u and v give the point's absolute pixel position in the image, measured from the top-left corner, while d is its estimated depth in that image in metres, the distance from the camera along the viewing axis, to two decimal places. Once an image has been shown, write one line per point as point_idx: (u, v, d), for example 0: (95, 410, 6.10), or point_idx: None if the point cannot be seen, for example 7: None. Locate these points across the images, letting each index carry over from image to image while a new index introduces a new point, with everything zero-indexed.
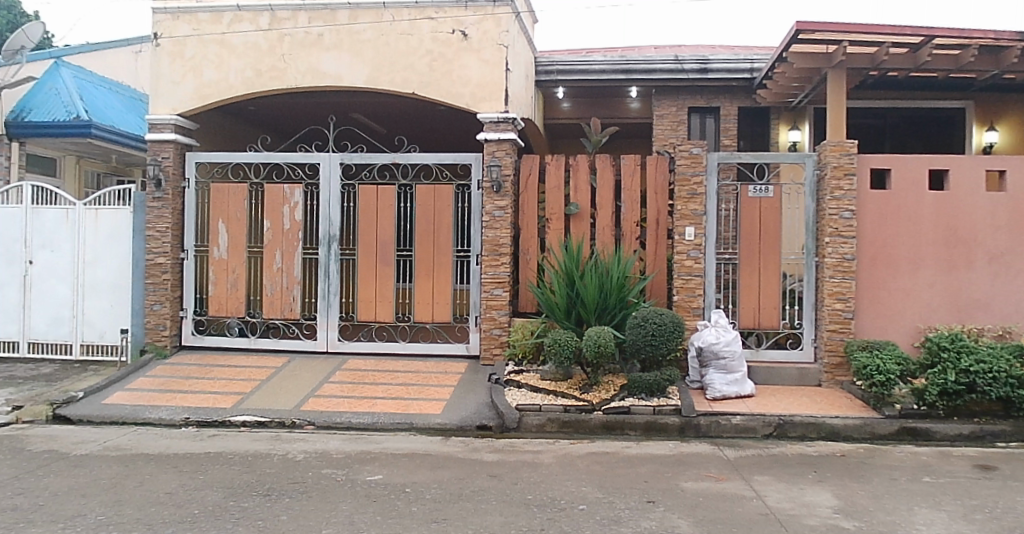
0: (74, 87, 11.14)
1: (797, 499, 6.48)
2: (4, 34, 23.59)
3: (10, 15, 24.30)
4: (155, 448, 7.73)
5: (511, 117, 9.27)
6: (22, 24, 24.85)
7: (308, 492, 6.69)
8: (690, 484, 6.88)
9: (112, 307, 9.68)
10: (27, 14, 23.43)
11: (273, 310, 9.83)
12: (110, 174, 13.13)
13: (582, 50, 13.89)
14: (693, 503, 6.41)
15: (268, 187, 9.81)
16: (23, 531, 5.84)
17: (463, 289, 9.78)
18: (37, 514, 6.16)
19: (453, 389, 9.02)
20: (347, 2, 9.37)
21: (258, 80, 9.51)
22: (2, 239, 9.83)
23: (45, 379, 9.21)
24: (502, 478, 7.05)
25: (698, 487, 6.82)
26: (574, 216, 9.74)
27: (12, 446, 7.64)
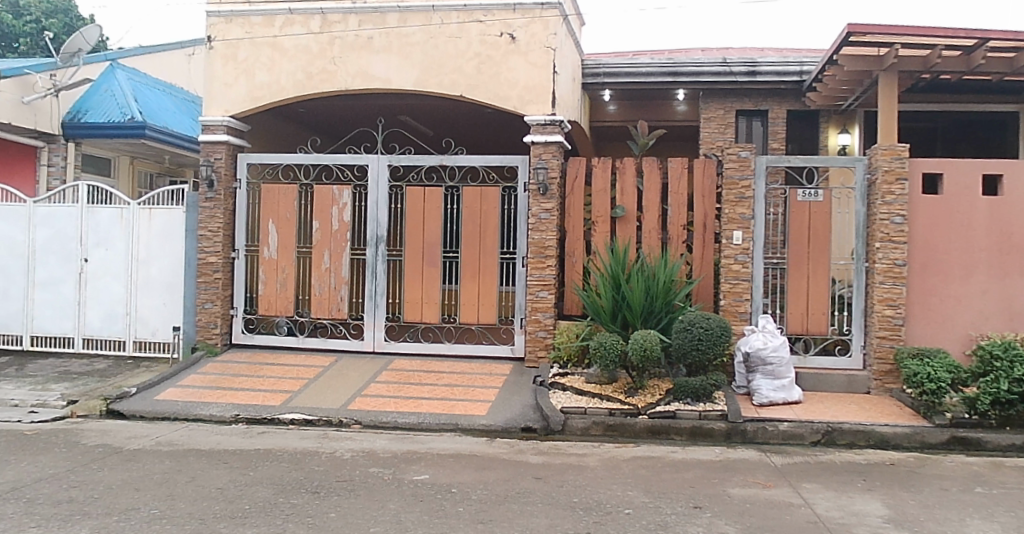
0: (129, 89, 11.30)
1: (847, 508, 6.39)
2: (58, 37, 24.39)
3: (67, 18, 25.20)
4: (206, 444, 7.86)
5: (558, 120, 9.27)
6: (78, 27, 25.64)
7: (356, 490, 6.75)
8: (737, 491, 6.81)
9: (164, 305, 9.86)
10: (88, 21, 24.35)
11: (321, 310, 9.93)
12: (162, 175, 13.42)
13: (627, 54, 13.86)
14: (740, 509, 6.35)
15: (317, 189, 9.93)
16: (80, 522, 5.98)
17: (509, 291, 9.80)
18: (93, 506, 6.30)
19: (499, 391, 9.04)
20: (397, 5, 9.46)
21: (309, 83, 9.63)
22: (58, 237, 10.04)
23: (99, 375, 9.42)
24: (548, 480, 7.05)
25: (745, 494, 6.75)
26: (620, 219, 9.71)
27: (68, 439, 7.84)
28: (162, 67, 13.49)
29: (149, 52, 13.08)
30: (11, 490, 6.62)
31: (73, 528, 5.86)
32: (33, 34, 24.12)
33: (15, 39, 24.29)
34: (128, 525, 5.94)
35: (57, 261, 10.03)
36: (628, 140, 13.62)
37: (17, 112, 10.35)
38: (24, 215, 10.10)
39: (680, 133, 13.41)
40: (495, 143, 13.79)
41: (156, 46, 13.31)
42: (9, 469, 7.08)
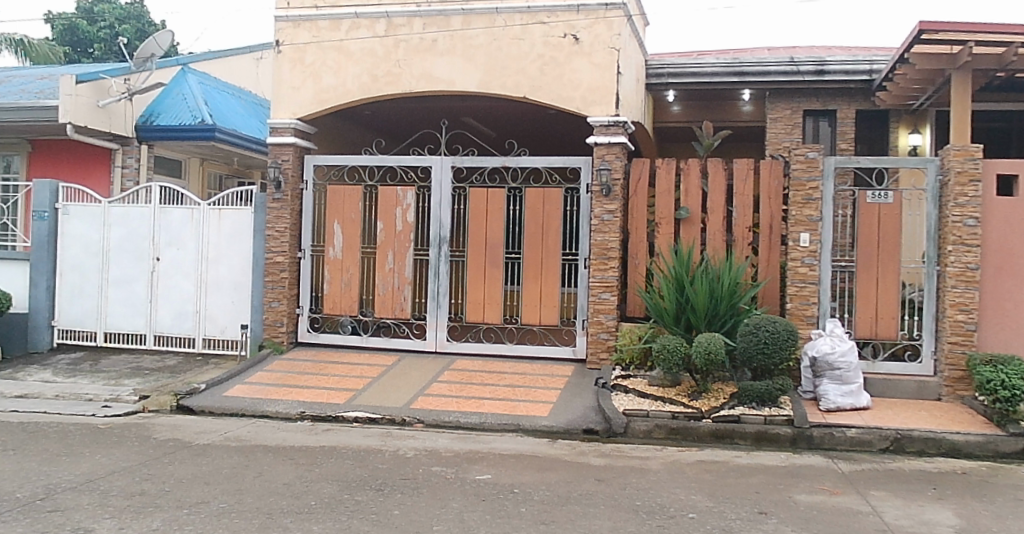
0: (199, 92, 11.61)
1: (917, 517, 6.21)
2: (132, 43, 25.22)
3: (140, 24, 25.98)
4: (273, 440, 8.01)
5: (622, 121, 9.22)
6: (150, 34, 26.39)
7: (419, 488, 6.81)
8: (803, 497, 6.68)
9: (232, 303, 10.07)
10: (160, 27, 25.18)
11: (384, 309, 10.04)
12: (231, 176, 13.66)
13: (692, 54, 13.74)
14: (807, 516, 6.22)
15: (382, 190, 10.06)
16: (152, 514, 6.13)
17: (572, 292, 9.78)
18: (165, 499, 6.46)
19: (560, 392, 9.02)
20: (461, 8, 9.52)
21: (374, 85, 9.75)
22: (131, 236, 10.31)
23: (170, 371, 9.66)
24: (610, 483, 7.01)
25: (812, 500, 6.62)
26: (684, 221, 9.63)
27: (141, 433, 8.06)
28: (231, 71, 13.80)
29: (218, 56, 13.39)
30: (87, 482, 6.84)
31: (146, 519, 6.01)
32: (107, 40, 25.06)
33: (90, 44, 25.31)
34: (197, 518, 6.07)
35: (130, 259, 10.29)
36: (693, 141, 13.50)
37: (93, 115, 10.64)
38: (99, 214, 10.37)
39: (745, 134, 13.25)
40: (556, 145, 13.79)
41: (226, 51, 13.62)
42: (85, 461, 7.32)
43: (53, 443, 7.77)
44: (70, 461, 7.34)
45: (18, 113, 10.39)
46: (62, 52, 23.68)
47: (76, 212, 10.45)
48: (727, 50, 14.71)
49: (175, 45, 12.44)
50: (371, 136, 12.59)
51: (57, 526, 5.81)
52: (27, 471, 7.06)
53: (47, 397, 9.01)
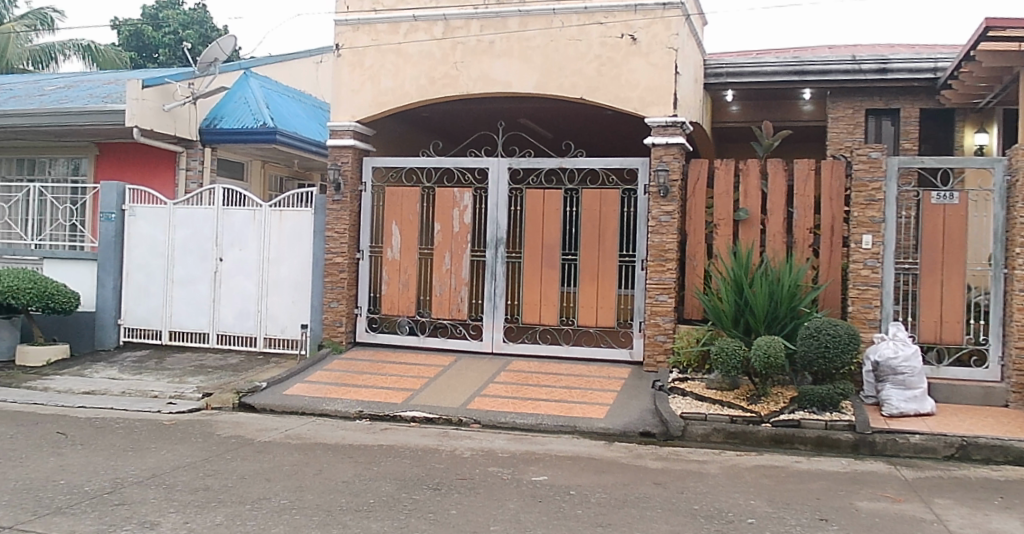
0: (261, 96, 11.88)
1: (984, 526, 6.04)
2: (196, 48, 25.84)
3: (203, 30, 26.56)
4: (332, 438, 8.11)
5: (680, 121, 9.16)
6: (214, 38, 26.89)
7: (476, 488, 6.84)
8: (865, 504, 6.54)
9: (293, 303, 10.23)
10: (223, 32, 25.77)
11: (441, 310, 10.12)
12: (292, 178, 13.86)
13: (751, 53, 13.57)
14: (869, 523, 6.09)
15: (439, 192, 10.14)
16: (216, 509, 6.25)
17: (628, 294, 9.74)
18: (228, 494, 6.60)
19: (617, 394, 8.98)
20: (518, 10, 9.55)
21: (432, 88, 9.82)
22: (195, 237, 10.52)
23: (232, 370, 9.85)
24: (667, 487, 6.95)
25: (873, 507, 6.48)
26: (743, 222, 9.54)
27: (204, 430, 8.24)
28: (293, 74, 14.03)
29: (279, 60, 13.62)
30: (153, 477, 7.01)
31: (209, 514, 6.14)
32: (172, 45, 25.73)
33: (156, 50, 26.05)
34: (260, 514, 6.17)
35: (194, 260, 10.51)
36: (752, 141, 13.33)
37: (159, 119, 10.89)
38: (165, 216, 10.61)
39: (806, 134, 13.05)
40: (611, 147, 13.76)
41: (287, 55, 13.83)
42: (151, 457, 7.51)
43: (120, 438, 7.99)
44: (137, 455, 7.54)
45: (85, 116, 10.63)
46: (128, 58, 24.41)
47: (144, 213, 10.69)
48: (788, 49, 14.50)
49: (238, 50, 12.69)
50: (428, 138, 12.68)
51: (126, 519, 5.97)
52: (96, 465, 7.27)
53: (114, 394, 9.25)
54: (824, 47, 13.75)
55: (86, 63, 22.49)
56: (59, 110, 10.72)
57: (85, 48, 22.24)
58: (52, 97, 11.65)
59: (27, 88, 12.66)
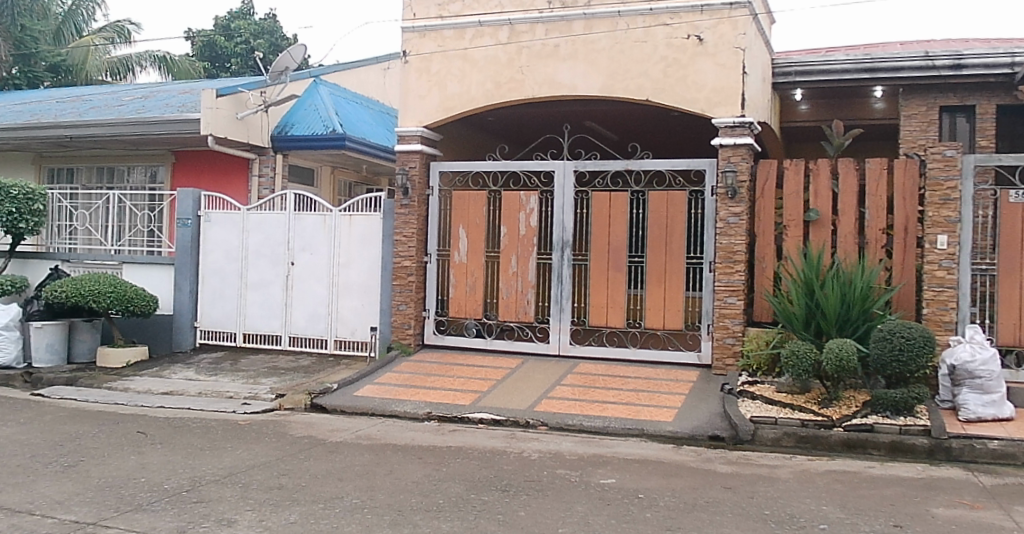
0: (330, 103, 12.15)
1: None
2: (267, 57, 26.42)
3: (273, 39, 27.12)
4: (402, 439, 8.22)
5: (748, 121, 9.09)
6: (284, 47, 27.46)
7: (544, 490, 6.86)
8: (941, 511, 6.37)
9: (362, 306, 10.41)
10: (293, 41, 26.34)
11: (508, 313, 10.20)
12: (361, 183, 14.06)
13: (820, 50, 13.37)
14: (946, 530, 5.92)
15: (506, 195, 10.22)
16: (290, 508, 6.40)
17: (696, 296, 9.67)
18: (301, 493, 6.75)
19: (685, 397, 8.93)
20: (583, 13, 9.59)
21: (498, 92, 9.92)
22: (268, 242, 10.77)
23: (304, 371, 10.07)
24: (737, 491, 6.88)
25: (950, 514, 6.30)
26: (813, 223, 9.47)
27: (278, 430, 8.43)
28: (361, 80, 14.25)
29: (348, 67, 13.83)
30: (229, 475, 7.21)
31: (284, 512, 6.28)
32: (243, 54, 26.42)
33: (228, 59, 26.72)
34: (332, 513, 6.29)
35: (267, 263, 10.76)
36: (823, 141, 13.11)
37: (231, 126, 11.18)
38: (239, 221, 10.89)
39: (877, 133, 12.76)
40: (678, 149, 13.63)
41: (355, 62, 14.05)
42: (227, 456, 7.72)
43: (197, 438, 8.23)
44: (213, 454, 7.75)
45: (161, 125, 10.93)
46: (202, 68, 25.17)
47: (217, 219, 11.00)
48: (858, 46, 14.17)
49: (308, 58, 12.99)
50: (493, 142, 12.79)
51: (204, 516, 6.14)
52: (175, 464, 7.51)
53: (191, 394, 9.53)
54: (895, 43, 13.45)
55: (162, 74, 23.27)
56: (137, 120, 11.04)
57: (160, 59, 22.53)
58: (130, 107, 12.02)
59: (106, 99, 13.11)
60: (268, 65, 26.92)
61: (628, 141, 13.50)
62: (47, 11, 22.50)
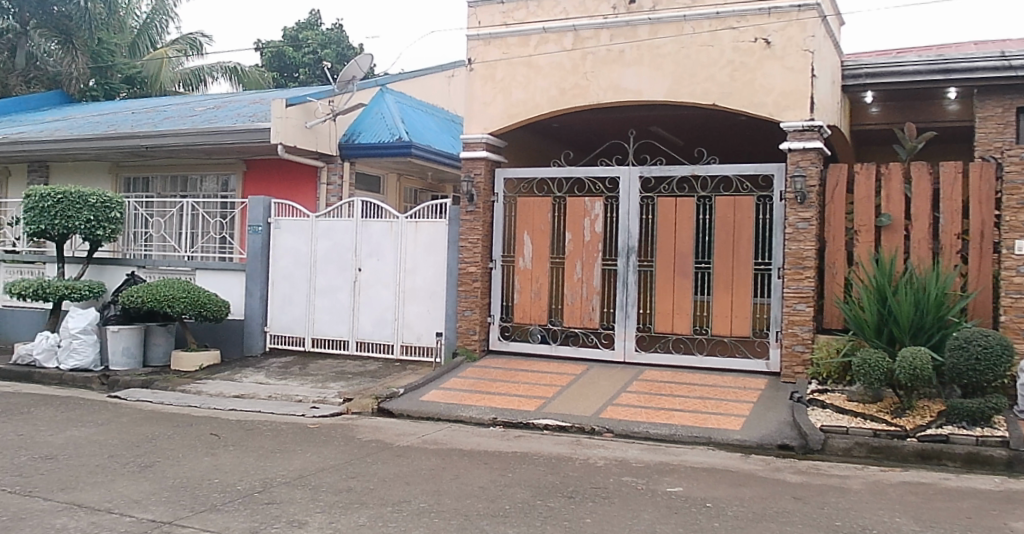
0: (397, 112, 12.44)
1: None
2: (334, 67, 26.90)
3: (340, 49, 27.59)
4: (468, 444, 8.26)
5: (817, 125, 8.97)
6: (350, 56, 27.95)
7: (610, 498, 6.83)
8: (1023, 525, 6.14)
9: (428, 311, 10.53)
10: (359, 51, 26.76)
11: (573, 319, 10.20)
12: (426, 190, 14.25)
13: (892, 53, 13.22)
14: None
15: (570, 201, 10.24)
16: (360, 510, 6.48)
17: (765, 303, 9.57)
18: (369, 496, 6.84)
19: (753, 406, 8.79)
20: (648, 17, 9.58)
21: (563, 98, 9.96)
22: (336, 248, 10.97)
23: (371, 375, 10.23)
24: (808, 501, 6.72)
25: None
26: (886, 228, 9.29)
27: (346, 434, 8.56)
28: (427, 88, 14.45)
29: (413, 75, 14.05)
30: (299, 477, 7.35)
31: (353, 515, 6.36)
32: (311, 64, 26.99)
33: (296, 69, 27.36)
34: (400, 516, 6.35)
35: (335, 270, 10.96)
36: (895, 144, 12.86)
37: (301, 135, 11.42)
38: (308, 228, 11.11)
39: (953, 135, 12.45)
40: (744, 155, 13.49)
41: (420, 71, 14.25)
42: (297, 458, 7.86)
43: (268, 440, 8.41)
44: (284, 457, 7.90)
45: (231, 134, 11.19)
46: (272, 78, 25.79)
47: (287, 226, 11.24)
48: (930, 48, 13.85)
49: (374, 67, 13.24)
50: (559, 149, 12.83)
51: (275, 518, 6.26)
52: (247, 466, 7.66)
53: (262, 397, 9.74)
54: (974, 44, 13.17)
55: (232, 83, 23.87)
56: (210, 130, 11.33)
57: (232, 69, 23.17)
58: (203, 117, 12.37)
59: (180, 109, 13.51)
60: (336, 74, 27.42)
61: (694, 147, 13.42)
62: (123, 24, 22.93)
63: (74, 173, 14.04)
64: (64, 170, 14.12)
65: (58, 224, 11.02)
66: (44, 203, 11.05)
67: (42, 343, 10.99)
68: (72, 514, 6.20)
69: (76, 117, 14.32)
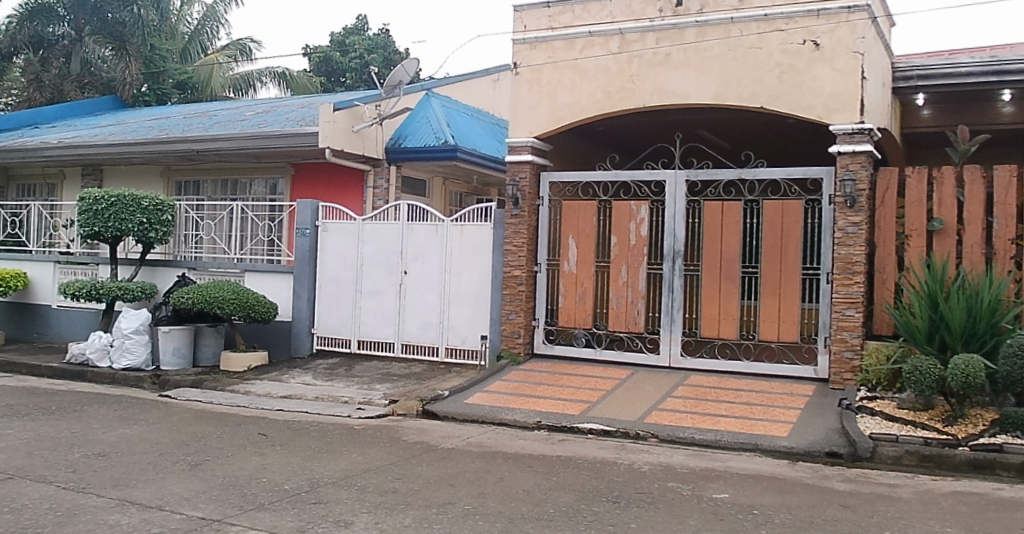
0: (442, 116, 12.52)
1: None
2: (380, 71, 27.17)
3: (386, 53, 27.86)
4: (512, 447, 8.27)
5: (868, 128, 8.84)
6: (396, 61, 28.20)
7: (655, 503, 6.77)
8: None
9: (473, 315, 10.59)
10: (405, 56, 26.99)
11: (618, 323, 10.19)
12: (471, 194, 14.33)
13: (944, 53, 13.07)
14: None
15: (616, 205, 10.24)
16: (404, 511, 6.51)
17: (813, 308, 9.44)
18: (414, 498, 6.88)
19: (800, 412, 8.66)
20: (695, 20, 9.53)
21: (609, 102, 9.96)
22: (382, 251, 11.09)
23: (416, 378, 10.32)
24: (856, 510, 6.58)
25: None
26: (937, 233, 9.12)
27: (391, 435, 8.63)
28: (473, 92, 14.53)
29: (459, 79, 14.16)
30: (345, 478, 7.42)
31: (398, 516, 6.39)
32: (358, 68, 27.32)
33: (343, 74, 27.76)
34: (444, 518, 6.36)
35: (381, 272, 11.08)
36: (948, 147, 12.62)
37: (348, 139, 11.52)
38: (354, 231, 11.26)
39: (1009, 137, 12.18)
40: (792, 158, 13.35)
41: (466, 75, 14.35)
42: (343, 459, 7.93)
43: (315, 441, 8.50)
44: (331, 458, 7.98)
45: (280, 139, 11.38)
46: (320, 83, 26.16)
47: (334, 229, 11.40)
48: (983, 48, 13.59)
49: (420, 71, 13.36)
50: (604, 152, 12.80)
51: (322, 517, 6.32)
52: (294, 466, 7.76)
53: (309, 398, 9.86)
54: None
55: (281, 88, 24.27)
56: (259, 134, 11.51)
57: (280, 74, 23.59)
58: (252, 122, 12.59)
59: (230, 114, 13.77)
60: (382, 78, 27.64)
61: (741, 150, 13.31)
62: (174, 30, 23.52)
63: (127, 177, 14.37)
64: (117, 173, 14.45)
65: (112, 227, 11.28)
66: (98, 206, 11.32)
67: (96, 342, 11.27)
68: (124, 511, 6.33)
69: (129, 122, 14.63)
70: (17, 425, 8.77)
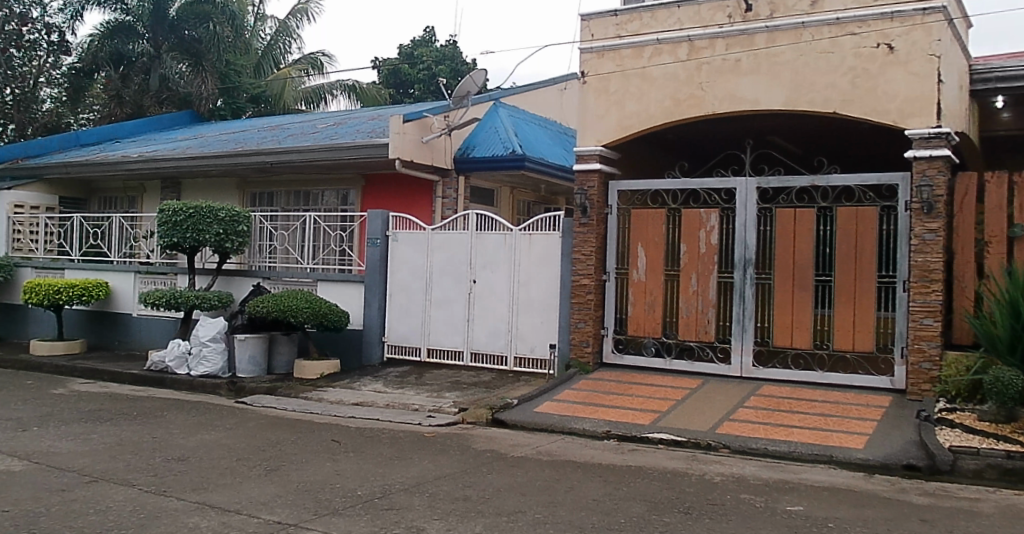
0: (510, 126, 12.73)
1: None
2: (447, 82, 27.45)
3: (454, 64, 28.15)
4: (582, 456, 8.26)
5: (945, 133, 8.63)
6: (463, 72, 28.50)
7: (727, 514, 6.67)
8: None
9: (541, 323, 10.64)
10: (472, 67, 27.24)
11: (688, 332, 10.13)
12: (539, 203, 14.41)
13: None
14: None
15: (685, 213, 10.18)
16: (474, 519, 6.55)
17: (889, 317, 9.23)
18: (485, 506, 6.92)
19: (877, 424, 8.46)
20: (766, 25, 9.44)
21: (677, 109, 9.92)
22: (451, 260, 11.25)
23: (485, 386, 10.42)
24: (936, 524, 6.38)
25: None
26: (1019, 239, 8.85)
27: (461, 443, 8.70)
28: (541, 102, 14.61)
29: (527, 89, 14.28)
30: (417, 485, 7.51)
31: (468, 523, 6.43)
32: (426, 80, 27.67)
33: (412, 85, 28.17)
34: (515, 526, 6.38)
35: (451, 281, 11.23)
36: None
37: (418, 150, 11.70)
38: (424, 241, 11.44)
39: None
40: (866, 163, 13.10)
41: (533, 84, 14.46)
42: (414, 467, 8.03)
43: (387, 448, 8.63)
44: (402, 465, 8.08)
45: (351, 150, 11.62)
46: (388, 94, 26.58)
47: (404, 238, 11.61)
48: None
49: (488, 82, 13.55)
50: (673, 161, 12.76)
51: (394, 523, 6.40)
52: (366, 472, 7.88)
53: (379, 406, 10.03)
54: None
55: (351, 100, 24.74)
56: (331, 146, 11.76)
57: (351, 88, 24.13)
58: (324, 134, 12.89)
59: (303, 127, 14.12)
60: (451, 89, 27.99)
61: (814, 155, 13.10)
62: (248, 46, 24.28)
63: (204, 189, 14.81)
64: (195, 186, 14.93)
65: (190, 237, 11.66)
66: (177, 218, 11.68)
67: (174, 350, 11.63)
68: (204, 514, 6.51)
69: (206, 136, 15.08)
70: (101, 429, 9.10)
